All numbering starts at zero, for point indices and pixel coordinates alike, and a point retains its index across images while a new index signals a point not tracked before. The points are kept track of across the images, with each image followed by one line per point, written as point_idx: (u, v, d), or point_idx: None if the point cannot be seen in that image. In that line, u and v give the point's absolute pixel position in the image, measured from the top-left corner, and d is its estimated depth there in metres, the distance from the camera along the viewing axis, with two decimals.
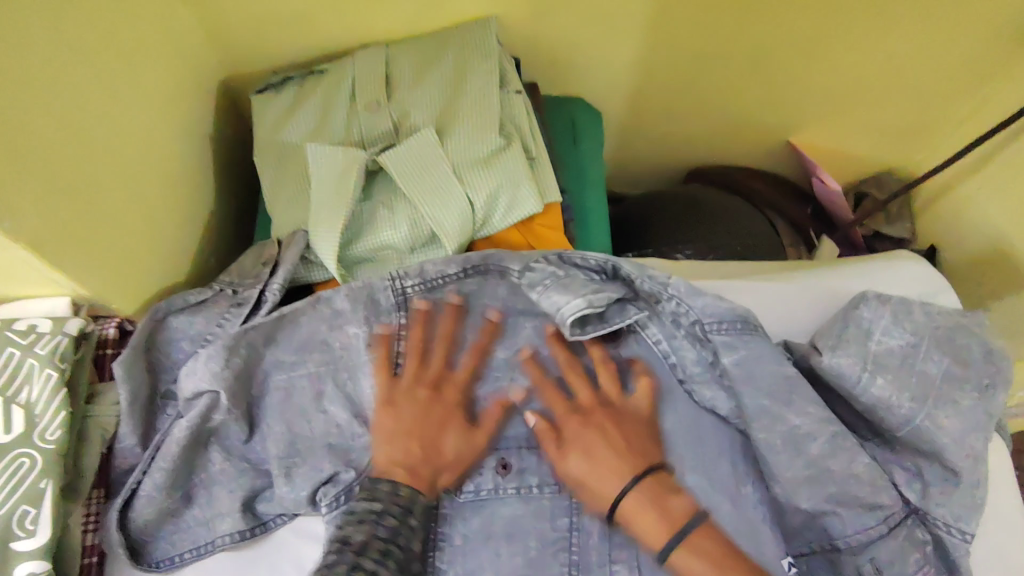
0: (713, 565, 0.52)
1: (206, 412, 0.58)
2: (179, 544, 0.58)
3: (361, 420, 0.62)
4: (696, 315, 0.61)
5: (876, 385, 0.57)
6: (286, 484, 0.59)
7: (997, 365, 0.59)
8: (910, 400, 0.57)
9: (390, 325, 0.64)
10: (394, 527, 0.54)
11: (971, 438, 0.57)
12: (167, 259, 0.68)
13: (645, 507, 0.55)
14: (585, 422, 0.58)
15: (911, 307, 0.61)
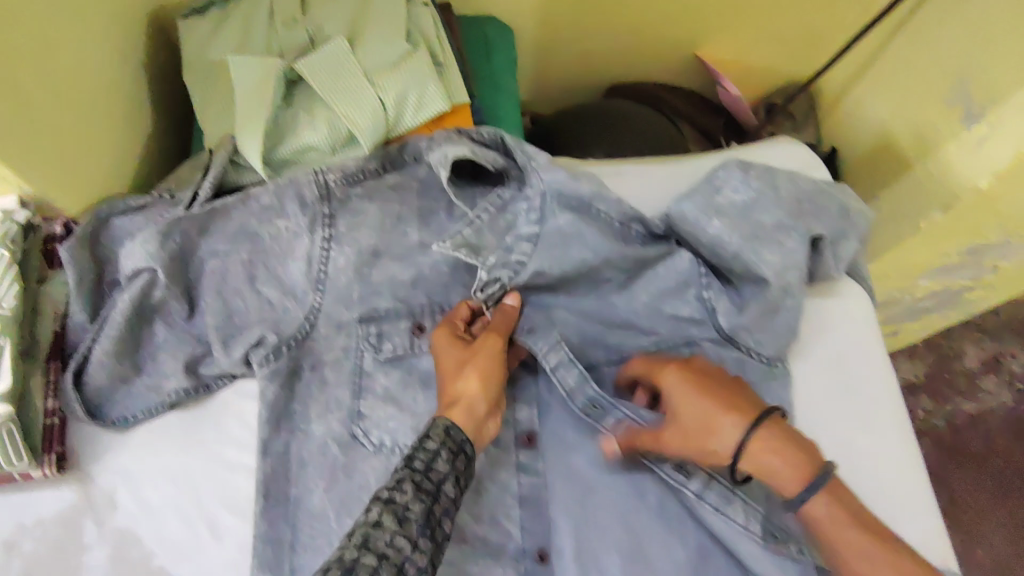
0: (837, 521, 0.53)
1: (146, 288, 0.65)
2: (131, 406, 0.66)
3: (291, 295, 0.70)
4: (554, 186, 0.70)
5: (712, 227, 0.68)
6: (223, 348, 0.66)
7: (848, 220, 0.74)
8: (740, 239, 0.67)
9: (314, 213, 0.71)
10: (410, 454, 0.54)
11: (786, 273, 0.67)
12: (108, 168, 0.74)
13: (776, 456, 0.54)
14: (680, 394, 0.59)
15: (774, 174, 0.73)
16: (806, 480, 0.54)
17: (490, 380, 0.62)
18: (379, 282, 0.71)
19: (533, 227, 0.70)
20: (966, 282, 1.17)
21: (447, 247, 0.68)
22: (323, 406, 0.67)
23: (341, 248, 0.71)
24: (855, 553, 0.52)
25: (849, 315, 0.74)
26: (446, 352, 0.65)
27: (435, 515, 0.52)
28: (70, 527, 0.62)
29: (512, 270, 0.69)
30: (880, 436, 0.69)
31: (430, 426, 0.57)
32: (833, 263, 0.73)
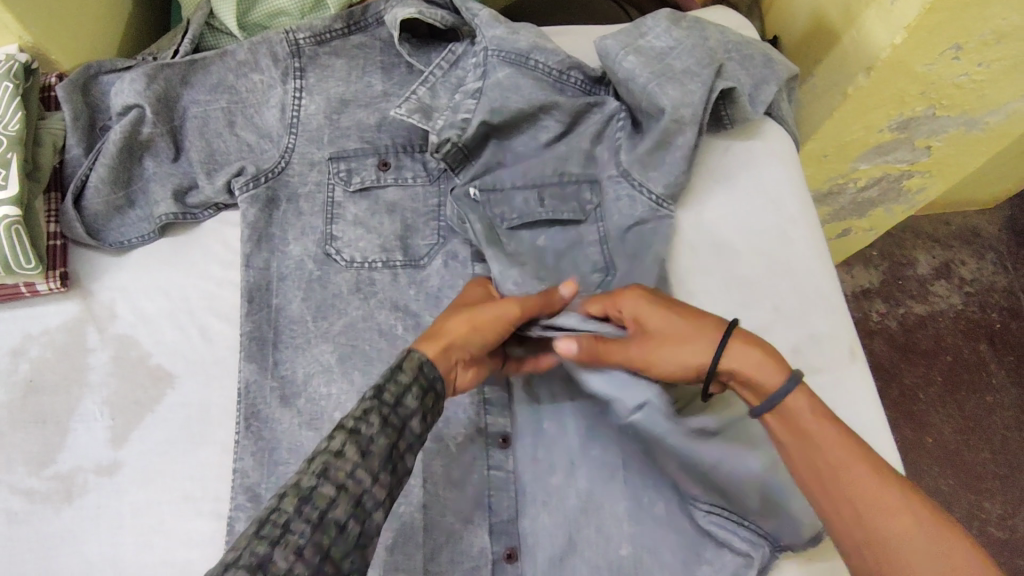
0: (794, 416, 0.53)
1: (136, 125, 0.73)
2: (126, 233, 0.73)
3: (267, 138, 0.78)
4: (492, 43, 0.75)
5: (627, 60, 0.74)
6: (207, 177, 0.74)
7: (772, 68, 0.80)
8: (649, 72, 0.73)
9: (286, 66, 0.78)
10: (381, 384, 0.50)
11: (682, 108, 0.72)
12: (102, 34, 0.81)
13: (743, 366, 0.55)
14: (643, 314, 0.59)
15: (704, 27, 0.80)
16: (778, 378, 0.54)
17: (444, 301, 0.61)
18: (347, 127, 0.78)
19: (477, 80, 0.75)
20: (904, 166, 1.25)
21: (402, 110, 0.74)
22: (299, 230, 0.74)
23: (311, 97, 0.78)
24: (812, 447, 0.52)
25: (772, 153, 0.82)
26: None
27: (399, 451, 0.49)
28: (75, 333, 0.70)
29: (461, 123, 0.74)
30: (794, 253, 0.77)
31: (403, 354, 0.54)
32: (750, 108, 0.78)
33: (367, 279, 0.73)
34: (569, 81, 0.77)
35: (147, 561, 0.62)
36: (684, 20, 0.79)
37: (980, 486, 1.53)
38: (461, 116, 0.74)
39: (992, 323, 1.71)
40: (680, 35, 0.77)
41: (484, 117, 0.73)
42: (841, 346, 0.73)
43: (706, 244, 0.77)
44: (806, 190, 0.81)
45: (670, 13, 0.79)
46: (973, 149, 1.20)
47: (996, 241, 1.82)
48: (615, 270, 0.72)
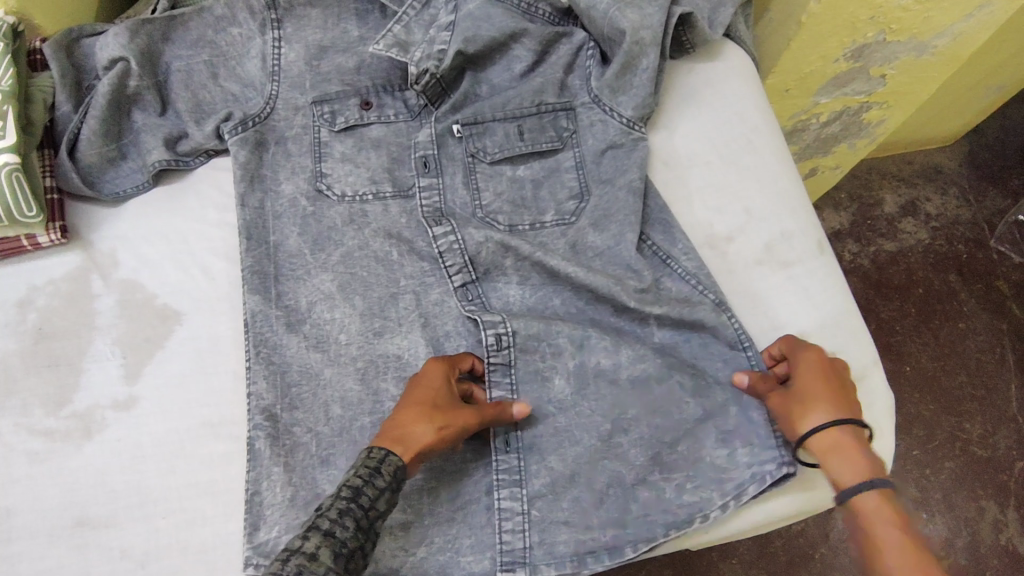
0: (880, 518, 0.57)
1: (122, 77, 0.75)
2: (121, 185, 0.76)
3: (251, 88, 0.80)
4: None
5: None
6: (197, 125, 0.76)
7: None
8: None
9: (263, 19, 0.81)
10: (358, 487, 0.57)
11: (642, 31, 0.75)
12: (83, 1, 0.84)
13: (836, 459, 0.60)
14: (810, 373, 0.64)
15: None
16: (862, 477, 0.59)
17: (447, 441, 0.62)
18: (328, 71, 0.81)
19: (449, 15, 0.79)
20: (861, 98, 1.31)
21: (380, 47, 0.77)
22: (290, 170, 0.77)
23: (290, 45, 0.81)
24: (892, 548, 0.56)
25: (735, 72, 0.86)
26: (425, 386, 0.64)
27: (362, 548, 0.56)
28: (79, 282, 0.72)
29: (439, 55, 0.77)
30: (762, 161, 0.81)
31: (382, 454, 0.59)
32: (709, 28, 0.82)
33: (359, 212, 0.76)
34: (537, 13, 0.81)
35: (172, 484, 0.65)
36: None
37: (959, 408, 1.60)
38: (436, 48, 0.77)
39: (959, 255, 1.79)
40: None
41: (459, 46, 0.76)
42: (809, 242, 0.78)
43: (678, 160, 0.81)
44: (767, 105, 0.86)
45: None
46: (925, 76, 1.26)
47: (957, 176, 1.89)
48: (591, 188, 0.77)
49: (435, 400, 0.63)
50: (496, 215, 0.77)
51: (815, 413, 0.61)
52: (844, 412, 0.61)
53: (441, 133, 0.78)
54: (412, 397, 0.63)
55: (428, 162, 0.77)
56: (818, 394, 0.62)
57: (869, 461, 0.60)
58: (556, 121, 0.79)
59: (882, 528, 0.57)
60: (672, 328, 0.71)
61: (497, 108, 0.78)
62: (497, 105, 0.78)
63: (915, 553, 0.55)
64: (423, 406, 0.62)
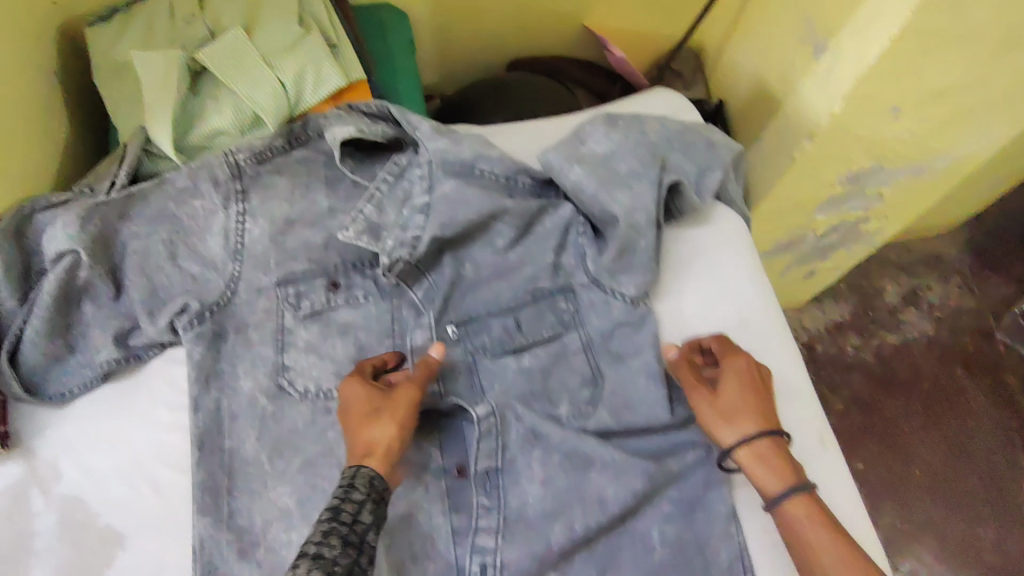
0: (812, 523, 0.61)
1: (72, 269, 0.70)
2: (68, 383, 0.70)
3: (212, 267, 0.75)
4: (433, 154, 0.74)
5: (574, 172, 0.74)
6: (149, 318, 0.71)
7: (713, 154, 0.81)
8: (597, 181, 0.73)
9: (226, 190, 0.76)
10: (337, 508, 0.56)
11: (635, 214, 0.73)
12: (30, 170, 0.81)
13: (759, 462, 0.64)
14: (735, 374, 0.68)
15: (641, 121, 0.80)
16: (788, 484, 0.62)
17: (405, 429, 0.64)
18: (295, 248, 0.77)
19: (421, 195, 0.75)
20: (859, 213, 1.27)
21: (351, 233, 0.72)
22: (249, 363, 0.72)
23: (255, 219, 0.76)
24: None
25: (726, 238, 0.81)
26: (355, 403, 0.65)
27: (359, 564, 0.55)
28: (17, 499, 0.66)
29: (413, 241, 0.73)
30: (763, 338, 0.76)
31: (353, 471, 0.60)
32: (697, 199, 0.78)
33: (323, 409, 0.70)
34: (518, 186, 0.77)
35: None
36: (621, 119, 0.79)
37: (973, 517, 1.52)
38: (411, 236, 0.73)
39: (964, 347, 1.73)
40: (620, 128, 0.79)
41: (434, 232, 0.72)
42: (813, 435, 0.72)
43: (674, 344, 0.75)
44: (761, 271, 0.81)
45: (606, 115, 0.79)
46: (923, 194, 1.23)
47: (959, 264, 1.85)
48: (581, 379, 0.73)
49: (374, 406, 0.64)
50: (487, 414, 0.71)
51: (740, 423, 0.65)
52: (768, 424, 0.65)
53: (435, 326, 0.73)
54: (355, 415, 0.64)
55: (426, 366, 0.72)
56: (741, 409, 0.66)
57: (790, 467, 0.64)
58: (553, 305, 0.75)
59: (817, 540, 0.60)
60: (665, 548, 0.66)
61: (491, 303, 0.75)
62: (491, 301, 0.75)
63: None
64: (370, 413, 0.64)
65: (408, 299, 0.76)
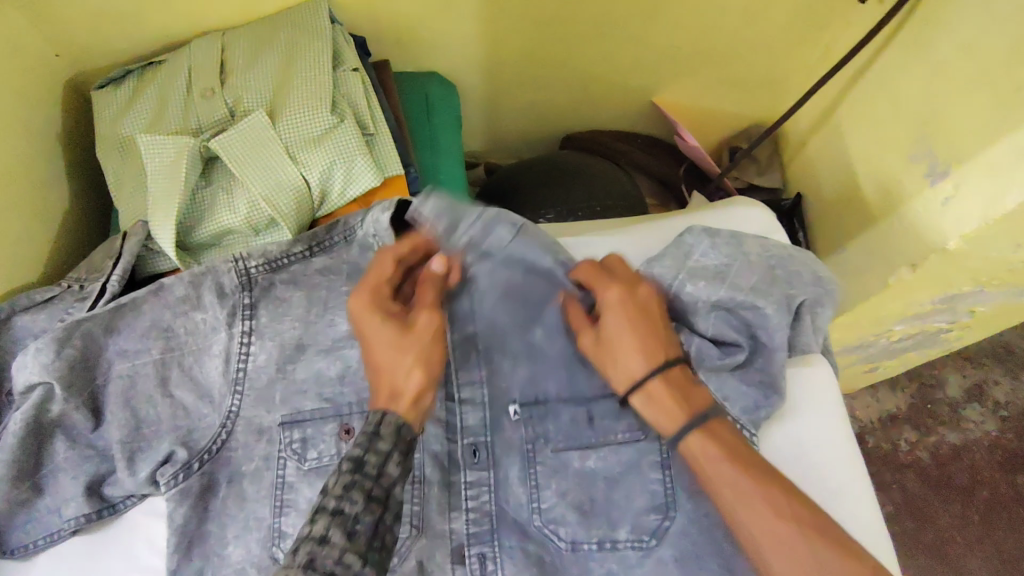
0: (729, 455, 0.54)
1: (42, 404, 0.60)
2: (32, 533, 0.60)
3: (208, 398, 0.64)
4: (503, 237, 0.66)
5: (687, 289, 0.66)
6: (127, 467, 0.61)
7: (823, 288, 0.67)
8: (711, 304, 0.65)
9: (233, 304, 0.65)
10: (361, 457, 0.50)
11: (729, 360, 0.65)
12: (30, 255, 0.71)
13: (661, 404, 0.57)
14: (620, 316, 0.59)
15: (740, 240, 0.68)
16: (692, 412, 0.56)
17: (432, 372, 0.57)
18: (305, 381, 0.65)
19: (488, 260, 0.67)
20: (942, 325, 1.12)
21: (433, 325, 0.61)
22: (240, 525, 0.61)
23: (262, 342, 0.65)
24: (732, 481, 0.53)
25: (817, 401, 0.70)
26: (369, 331, 0.57)
27: (386, 524, 0.50)
28: None
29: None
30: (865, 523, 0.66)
31: (379, 416, 0.53)
32: (810, 334, 0.68)
33: None
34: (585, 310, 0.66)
35: None
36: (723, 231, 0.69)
37: None
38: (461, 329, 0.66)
39: None
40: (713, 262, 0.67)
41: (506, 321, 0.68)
42: None
43: None
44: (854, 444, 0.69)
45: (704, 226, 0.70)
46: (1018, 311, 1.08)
47: None
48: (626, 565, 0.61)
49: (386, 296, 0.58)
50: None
51: (630, 363, 0.58)
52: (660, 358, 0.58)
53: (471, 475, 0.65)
54: (372, 334, 0.57)
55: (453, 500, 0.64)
56: (624, 341, 0.58)
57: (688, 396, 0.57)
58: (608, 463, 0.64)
59: (722, 488, 0.53)
60: None
61: (556, 434, 0.65)
62: (555, 430, 0.65)
63: (761, 496, 0.52)
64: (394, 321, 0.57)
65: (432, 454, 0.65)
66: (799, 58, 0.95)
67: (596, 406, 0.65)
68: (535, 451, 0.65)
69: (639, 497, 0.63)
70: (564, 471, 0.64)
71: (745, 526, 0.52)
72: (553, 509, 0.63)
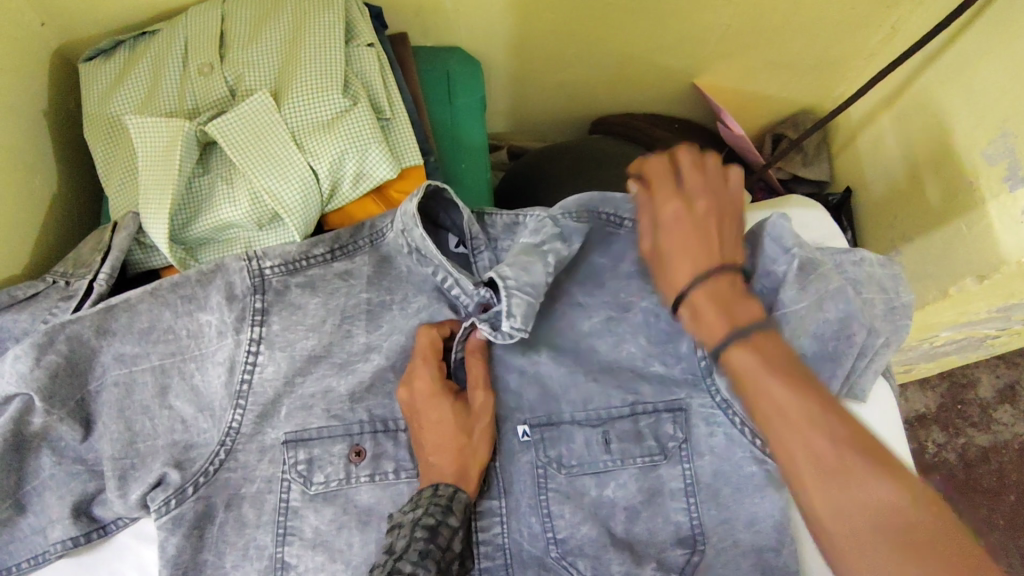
0: (766, 365, 0.44)
1: (23, 415, 0.55)
2: (16, 554, 0.56)
3: (208, 411, 0.59)
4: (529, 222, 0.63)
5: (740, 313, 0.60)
6: (118, 488, 0.56)
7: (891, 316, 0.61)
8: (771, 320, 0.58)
9: (243, 308, 0.59)
10: (434, 527, 0.49)
11: None
12: (17, 247, 0.65)
13: (704, 302, 0.47)
14: (665, 201, 0.52)
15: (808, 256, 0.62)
16: (733, 329, 0.46)
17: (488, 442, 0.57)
18: (313, 396, 0.59)
19: (563, 243, 0.58)
20: (993, 331, 1.04)
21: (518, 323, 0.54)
22: (239, 553, 0.56)
23: (271, 352, 0.58)
24: (774, 412, 0.42)
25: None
26: (429, 425, 0.55)
27: None
28: None
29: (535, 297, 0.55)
30: None
31: (448, 492, 0.52)
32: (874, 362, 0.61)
33: None
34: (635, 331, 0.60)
35: None
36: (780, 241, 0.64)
37: None
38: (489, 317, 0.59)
39: None
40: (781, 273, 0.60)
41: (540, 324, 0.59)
42: None
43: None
44: None
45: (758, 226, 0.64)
46: None
47: None
48: None
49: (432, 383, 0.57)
50: None
51: (681, 265, 0.49)
52: (712, 258, 0.49)
53: (495, 521, 0.58)
54: (434, 423, 0.55)
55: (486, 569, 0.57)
56: (674, 240, 0.50)
57: (738, 310, 0.47)
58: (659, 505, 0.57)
59: (759, 396, 0.43)
60: None
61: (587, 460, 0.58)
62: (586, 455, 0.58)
63: (799, 412, 0.41)
64: (444, 411, 0.55)
65: None
66: (860, 41, 0.86)
67: (611, 428, 0.59)
68: (549, 478, 0.58)
69: (664, 529, 0.57)
70: (579, 497, 0.58)
71: (753, 399, 0.43)
72: (570, 539, 0.57)
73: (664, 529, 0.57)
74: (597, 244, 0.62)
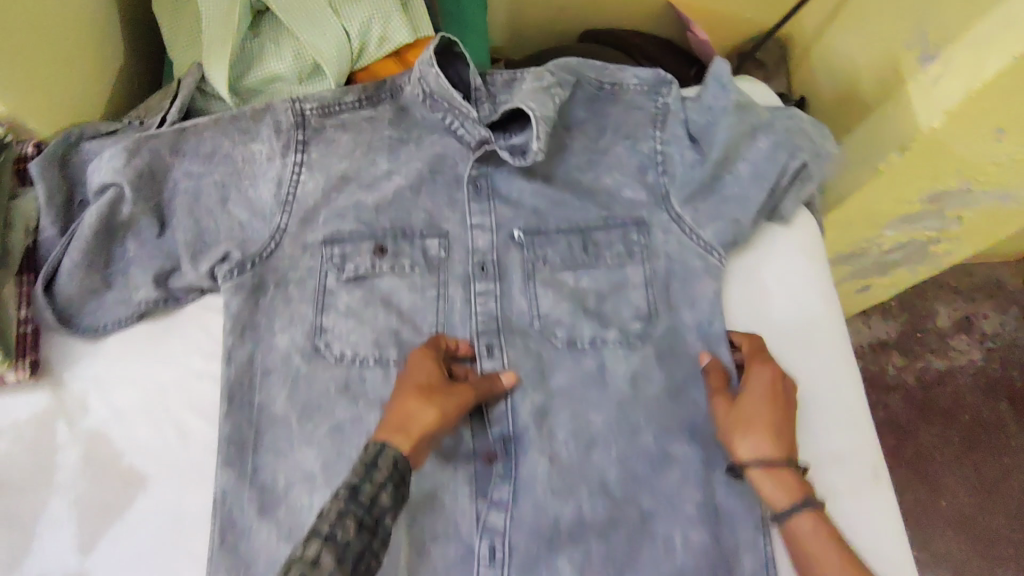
0: (821, 537, 0.57)
1: (114, 204, 0.69)
2: (105, 317, 0.70)
3: (260, 216, 0.72)
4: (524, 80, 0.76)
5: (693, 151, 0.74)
6: (191, 262, 0.70)
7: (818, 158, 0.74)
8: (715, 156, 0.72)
9: (287, 139, 0.73)
10: (356, 487, 0.55)
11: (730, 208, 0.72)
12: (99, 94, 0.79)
13: (775, 480, 0.59)
14: (757, 388, 0.63)
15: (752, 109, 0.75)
16: (798, 498, 0.59)
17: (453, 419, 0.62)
18: (344, 207, 0.73)
19: (562, 89, 0.73)
20: None
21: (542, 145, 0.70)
22: (286, 319, 0.70)
23: (312, 173, 0.73)
24: (818, 546, 0.57)
25: (785, 260, 0.76)
26: (412, 377, 0.64)
27: (374, 549, 0.55)
28: (43, 429, 0.67)
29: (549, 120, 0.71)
30: (816, 352, 0.72)
31: (385, 452, 0.58)
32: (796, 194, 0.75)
33: (357, 376, 0.68)
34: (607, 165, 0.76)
35: None
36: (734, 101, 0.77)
37: None
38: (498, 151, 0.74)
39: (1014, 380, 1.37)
40: (722, 114, 0.73)
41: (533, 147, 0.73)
42: (865, 467, 0.68)
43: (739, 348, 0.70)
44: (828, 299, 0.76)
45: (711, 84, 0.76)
46: None
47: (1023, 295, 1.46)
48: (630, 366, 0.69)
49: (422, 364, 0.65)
50: (529, 390, 0.68)
51: (757, 436, 0.60)
52: (784, 437, 0.61)
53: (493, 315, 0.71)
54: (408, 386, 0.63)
55: (492, 346, 0.69)
56: (758, 421, 0.61)
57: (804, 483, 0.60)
58: (623, 292, 0.72)
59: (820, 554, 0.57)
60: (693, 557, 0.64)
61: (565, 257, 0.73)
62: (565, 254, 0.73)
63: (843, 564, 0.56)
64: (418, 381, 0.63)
65: (458, 276, 0.73)
66: None
67: (589, 235, 0.74)
68: (536, 271, 0.73)
69: (627, 308, 0.71)
70: (560, 286, 0.72)
71: (812, 551, 0.57)
72: (551, 313, 0.71)
73: (627, 307, 0.71)
74: (579, 99, 0.76)
